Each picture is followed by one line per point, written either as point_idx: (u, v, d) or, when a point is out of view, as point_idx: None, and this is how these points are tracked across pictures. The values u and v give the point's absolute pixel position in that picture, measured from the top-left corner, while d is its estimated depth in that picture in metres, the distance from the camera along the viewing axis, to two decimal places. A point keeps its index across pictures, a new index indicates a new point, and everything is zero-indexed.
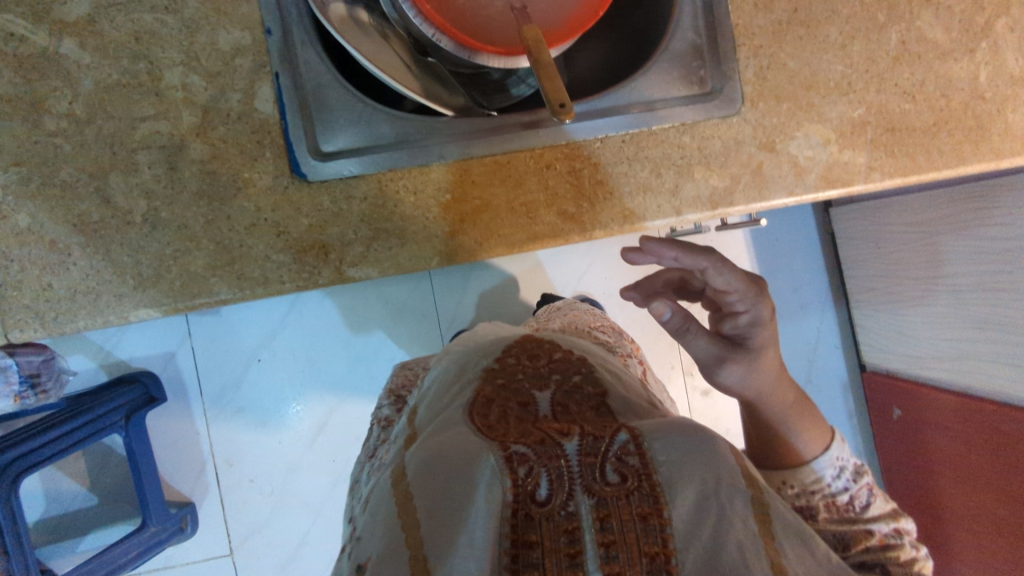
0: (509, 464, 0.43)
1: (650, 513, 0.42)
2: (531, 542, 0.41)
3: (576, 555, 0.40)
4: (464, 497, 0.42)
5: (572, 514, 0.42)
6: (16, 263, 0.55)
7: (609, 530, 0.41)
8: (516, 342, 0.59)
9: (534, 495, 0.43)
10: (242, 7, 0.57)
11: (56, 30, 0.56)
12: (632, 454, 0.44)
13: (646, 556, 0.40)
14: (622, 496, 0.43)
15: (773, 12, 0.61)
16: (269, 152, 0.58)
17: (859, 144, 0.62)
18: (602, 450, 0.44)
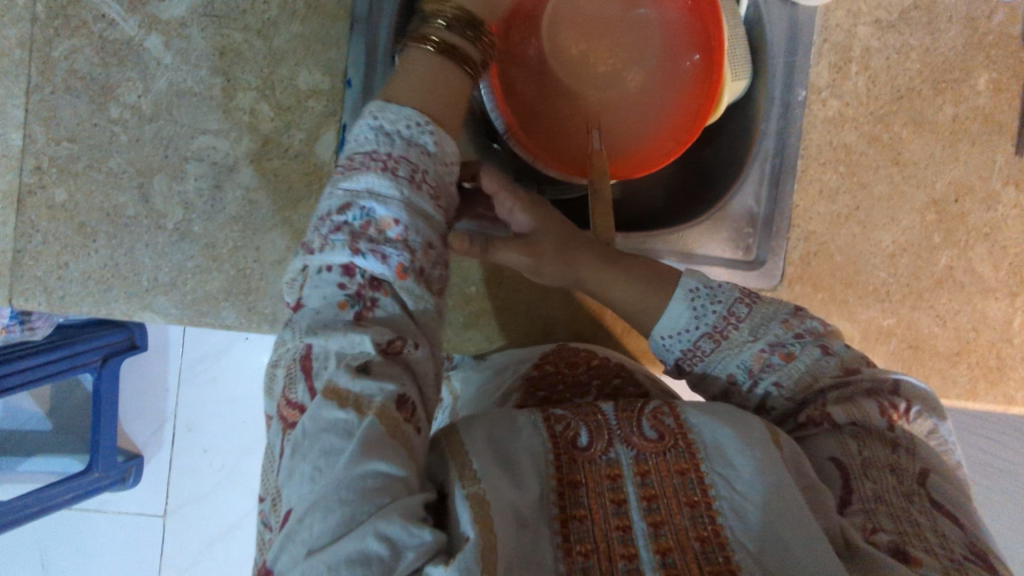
0: (547, 421, 0.43)
1: (687, 468, 0.40)
2: (576, 483, 0.40)
3: (621, 502, 0.39)
4: (511, 431, 0.41)
5: (612, 462, 0.41)
6: (41, 234, 0.56)
7: (650, 484, 0.40)
8: (553, 347, 0.59)
9: (574, 442, 0.42)
10: (332, 52, 0.58)
11: (146, 23, 0.56)
12: (667, 414, 0.43)
13: (686, 506, 0.39)
14: (661, 452, 0.41)
15: (835, 202, 0.62)
16: (314, 198, 0.58)
17: (880, 352, 0.62)
18: (639, 408, 0.43)
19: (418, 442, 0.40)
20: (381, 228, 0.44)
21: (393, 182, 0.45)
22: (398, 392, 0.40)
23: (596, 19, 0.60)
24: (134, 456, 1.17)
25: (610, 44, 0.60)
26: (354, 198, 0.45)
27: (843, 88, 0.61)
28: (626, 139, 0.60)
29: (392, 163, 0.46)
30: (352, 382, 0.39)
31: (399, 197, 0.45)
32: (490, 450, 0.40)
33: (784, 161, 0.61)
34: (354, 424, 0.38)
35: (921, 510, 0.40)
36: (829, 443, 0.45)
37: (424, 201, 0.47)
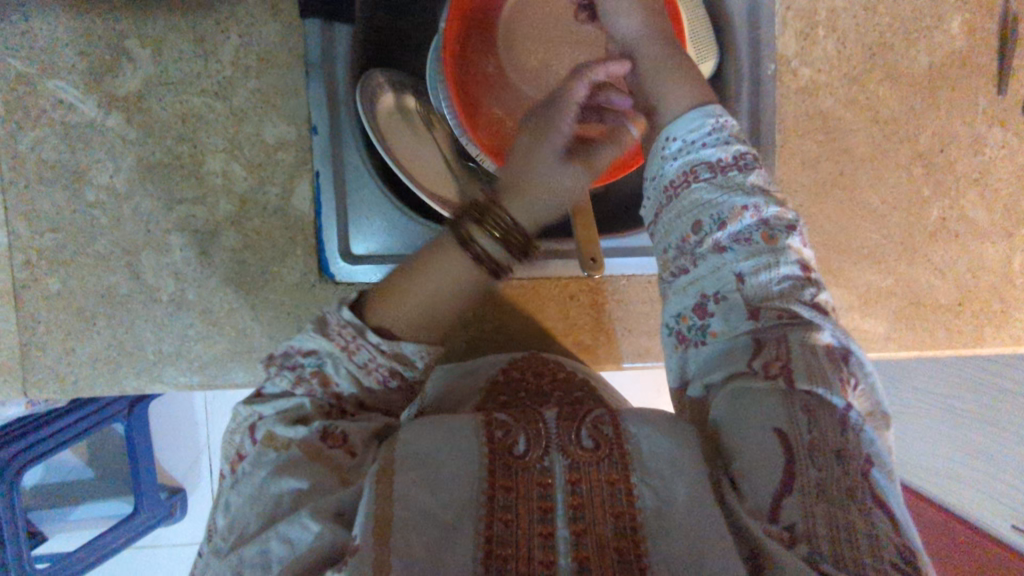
0: (489, 423, 0.42)
1: (617, 479, 0.40)
2: (506, 487, 0.39)
3: (547, 509, 0.38)
4: (448, 440, 0.41)
5: (546, 470, 0.40)
6: (42, 325, 0.57)
7: (579, 492, 0.39)
8: (524, 358, 0.59)
9: (511, 448, 0.41)
10: (292, 101, 0.57)
11: (105, 102, 0.56)
12: (607, 423, 0.42)
13: (612, 516, 0.38)
14: (596, 461, 0.40)
15: (820, 172, 0.61)
16: (300, 249, 0.58)
17: (882, 313, 0.62)
18: (581, 416, 0.43)
19: (350, 464, 0.44)
20: (328, 385, 0.49)
21: (341, 358, 0.49)
22: (323, 424, 0.46)
23: (551, 31, 0.60)
24: (176, 491, 1.22)
25: (568, 51, 0.60)
26: (313, 352, 0.49)
27: (813, 55, 0.60)
28: (597, 141, 0.59)
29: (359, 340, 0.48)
30: (287, 429, 0.45)
31: (349, 371, 0.49)
32: (411, 464, 0.40)
33: (763, 139, 0.60)
34: (280, 454, 0.44)
35: (861, 519, 0.38)
36: (774, 412, 0.42)
37: (381, 383, 0.51)
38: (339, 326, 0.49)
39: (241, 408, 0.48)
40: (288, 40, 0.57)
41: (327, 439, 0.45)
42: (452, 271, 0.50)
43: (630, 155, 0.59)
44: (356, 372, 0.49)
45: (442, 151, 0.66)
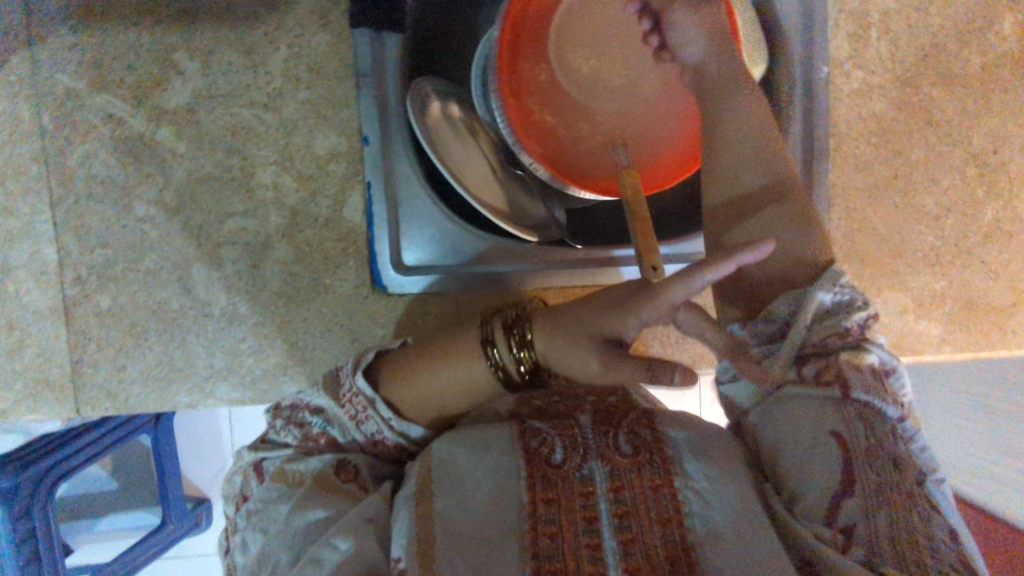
0: (523, 435, 0.43)
1: (661, 484, 0.40)
2: (549, 499, 0.39)
3: (592, 520, 0.38)
4: (483, 453, 0.42)
5: (585, 478, 0.40)
6: (94, 342, 0.57)
7: (623, 499, 0.39)
8: None
9: (549, 459, 0.41)
10: (343, 111, 0.57)
11: (153, 115, 0.55)
12: (643, 429, 0.43)
13: (658, 523, 0.38)
14: (636, 467, 0.41)
15: (873, 174, 0.60)
16: (353, 261, 0.57)
17: (936, 315, 0.62)
18: (616, 424, 0.44)
19: (361, 491, 0.47)
20: (335, 443, 0.51)
21: (351, 418, 0.51)
22: (335, 458, 0.49)
23: (602, 33, 0.59)
24: (202, 501, 1.21)
25: (620, 57, 0.59)
26: (319, 409, 0.52)
27: (866, 57, 0.59)
28: (650, 147, 0.59)
29: (367, 407, 0.50)
30: (296, 464, 0.49)
31: (357, 431, 0.51)
32: (449, 486, 0.40)
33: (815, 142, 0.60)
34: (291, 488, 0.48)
35: (917, 517, 0.38)
36: (825, 417, 0.42)
37: (381, 437, 0.51)
38: (349, 394, 0.50)
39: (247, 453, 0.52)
40: (336, 50, 0.56)
41: (340, 475, 0.48)
42: (462, 379, 0.50)
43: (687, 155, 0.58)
44: (364, 434, 0.51)
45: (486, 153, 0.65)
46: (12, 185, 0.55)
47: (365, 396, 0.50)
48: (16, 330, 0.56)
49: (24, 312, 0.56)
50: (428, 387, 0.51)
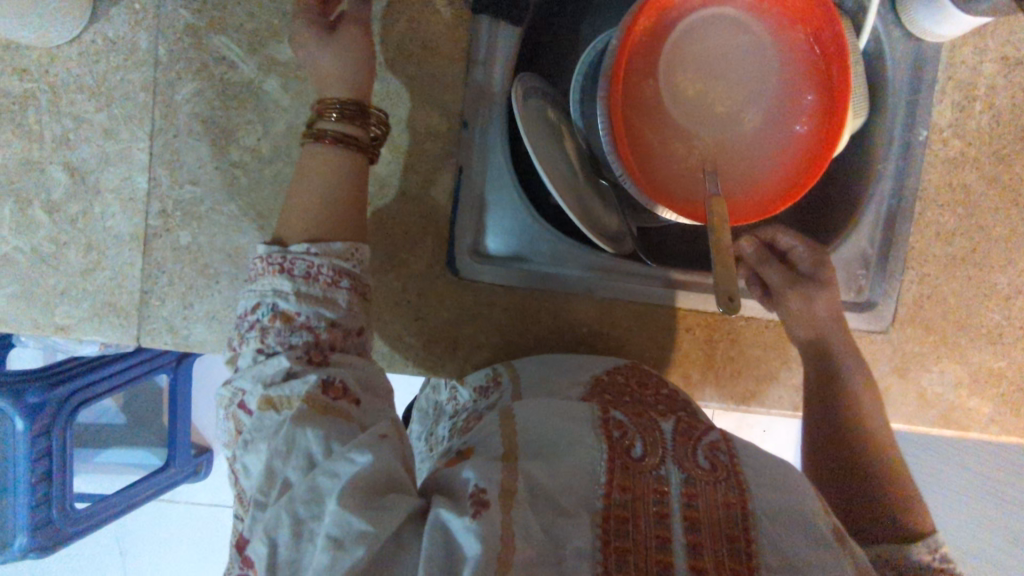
0: (607, 424, 0.43)
1: (734, 502, 0.40)
2: (625, 488, 0.40)
3: (664, 516, 0.39)
4: (563, 433, 0.42)
5: (662, 478, 0.41)
6: (166, 276, 0.57)
7: (696, 506, 0.39)
8: (628, 365, 0.56)
9: (630, 451, 0.42)
10: (449, 92, 0.58)
11: (265, 66, 0.56)
12: (723, 451, 0.43)
13: (726, 538, 0.38)
14: (712, 480, 0.41)
15: (952, 244, 0.61)
16: (431, 240, 0.58)
17: (989, 394, 0.62)
18: (696, 436, 0.44)
19: (356, 412, 0.43)
20: (288, 319, 0.45)
21: (295, 282, 0.46)
22: (320, 376, 0.43)
23: (715, 61, 0.60)
24: (204, 451, 1.21)
25: (728, 89, 0.60)
26: (262, 297, 0.46)
27: (966, 127, 0.60)
28: (741, 177, 0.59)
29: (287, 261, 0.46)
30: (281, 387, 0.42)
31: (299, 286, 0.46)
32: (533, 452, 0.41)
33: (902, 202, 0.60)
34: (286, 416, 0.41)
35: None
36: None
37: (333, 291, 0.47)
38: (263, 266, 0.47)
39: (225, 387, 0.45)
40: (454, 32, 0.57)
41: (330, 392, 0.43)
42: (328, 172, 0.51)
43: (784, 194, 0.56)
44: (304, 287, 0.46)
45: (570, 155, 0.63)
46: (116, 110, 0.56)
47: (277, 252, 0.47)
48: (93, 252, 0.57)
49: (105, 235, 0.57)
50: (310, 201, 0.51)
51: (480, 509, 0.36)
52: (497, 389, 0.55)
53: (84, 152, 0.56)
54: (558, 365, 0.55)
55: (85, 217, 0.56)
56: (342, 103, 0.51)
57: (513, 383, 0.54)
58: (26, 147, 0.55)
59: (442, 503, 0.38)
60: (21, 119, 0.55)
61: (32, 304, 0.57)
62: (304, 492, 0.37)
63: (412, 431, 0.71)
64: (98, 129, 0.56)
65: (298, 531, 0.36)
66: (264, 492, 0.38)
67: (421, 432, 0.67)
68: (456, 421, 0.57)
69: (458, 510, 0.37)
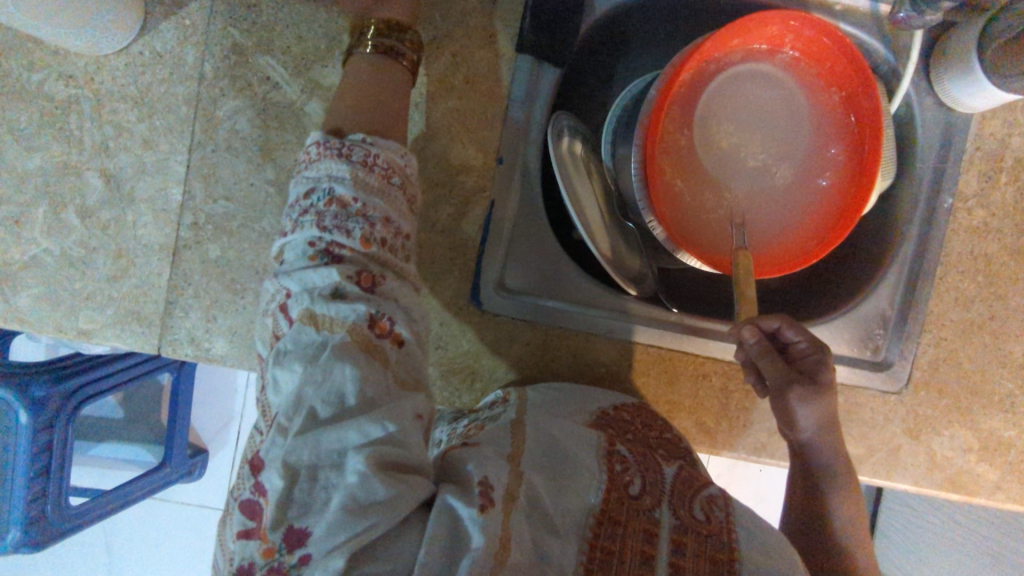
0: (611, 456, 0.45)
1: (720, 559, 0.41)
2: (616, 520, 0.41)
3: (650, 556, 0.40)
4: (574, 457, 0.44)
5: (654, 520, 0.42)
6: (192, 287, 0.57)
7: (682, 555, 0.41)
8: (636, 404, 0.54)
9: (628, 487, 0.44)
10: (486, 125, 0.59)
11: (307, 88, 0.57)
12: (718, 508, 0.45)
13: None
14: (701, 534, 0.42)
15: (970, 310, 0.61)
16: (457, 271, 0.58)
17: (997, 461, 0.62)
18: (695, 487, 0.46)
19: (397, 357, 0.40)
20: (343, 203, 0.42)
21: (354, 169, 0.43)
22: (370, 309, 0.40)
23: (749, 114, 0.61)
24: (200, 452, 1.20)
25: (759, 141, 0.61)
26: (317, 182, 0.43)
27: (991, 198, 0.61)
28: (770, 232, 0.60)
29: (345, 148, 0.43)
30: (327, 305, 0.39)
31: (356, 173, 0.42)
32: (539, 466, 0.42)
33: (923, 265, 0.61)
34: (326, 338, 0.38)
35: None
36: None
37: (386, 186, 0.44)
38: (320, 150, 0.44)
39: (273, 279, 0.43)
40: (497, 69, 0.59)
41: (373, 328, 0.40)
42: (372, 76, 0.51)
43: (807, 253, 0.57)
44: (360, 176, 0.43)
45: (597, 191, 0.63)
46: (157, 121, 0.56)
47: (336, 146, 0.43)
48: (122, 258, 0.57)
49: (135, 243, 0.57)
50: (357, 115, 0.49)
51: (487, 504, 0.37)
52: (505, 404, 0.50)
53: (122, 160, 0.56)
54: (557, 400, 0.52)
55: (117, 224, 0.57)
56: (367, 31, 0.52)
57: (521, 401, 0.50)
58: (65, 151, 0.56)
59: (450, 492, 0.38)
60: (63, 123, 0.56)
61: (56, 306, 0.57)
62: (331, 437, 0.35)
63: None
64: (138, 139, 0.56)
65: (316, 474, 0.34)
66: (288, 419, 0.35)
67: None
68: (455, 430, 0.52)
69: (466, 499, 0.37)
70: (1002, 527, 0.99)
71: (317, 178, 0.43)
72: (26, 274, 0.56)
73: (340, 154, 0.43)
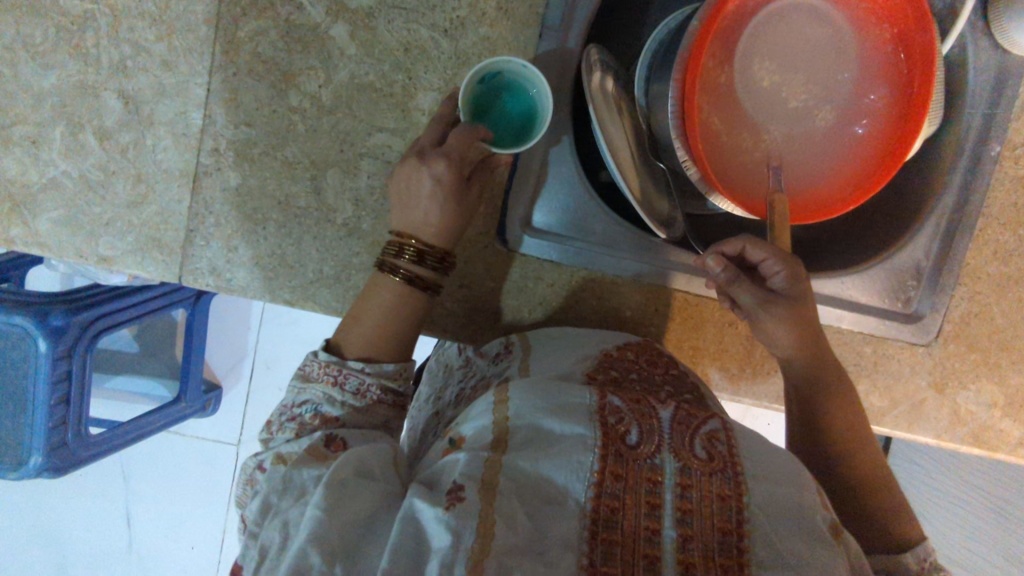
0: (602, 410, 0.40)
1: (729, 495, 0.37)
2: (617, 475, 0.37)
3: (656, 507, 0.36)
4: (562, 411, 0.40)
5: (657, 466, 0.38)
6: (213, 217, 0.56)
7: (689, 499, 0.37)
8: (638, 344, 0.53)
9: (624, 438, 0.38)
10: (518, 58, 0.57)
11: (333, 11, 0.54)
12: (721, 439, 0.40)
13: (717, 531, 0.36)
14: (707, 471, 0.38)
15: (1007, 264, 0.60)
16: (484, 209, 0.57)
17: (1022, 418, 0.61)
18: (695, 424, 0.40)
19: None
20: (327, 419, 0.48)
21: (342, 393, 0.49)
22: (325, 433, 0.46)
23: (792, 50, 0.58)
24: (214, 388, 1.21)
25: (802, 80, 0.59)
26: (308, 398, 0.49)
27: None
28: (808, 177, 0.58)
29: (341, 375, 0.50)
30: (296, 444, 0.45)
31: (344, 403, 0.49)
32: (523, 438, 0.39)
33: (965, 215, 0.59)
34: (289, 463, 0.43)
35: None
36: None
37: (372, 404, 0.50)
38: (318, 368, 0.50)
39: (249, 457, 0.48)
40: None
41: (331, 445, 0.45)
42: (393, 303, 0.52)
43: (837, 203, 0.55)
44: (351, 402, 0.49)
45: (628, 128, 0.61)
46: (176, 41, 0.54)
47: (331, 361, 0.51)
48: (141, 184, 0.56)
49: (155, 169, 0.55)
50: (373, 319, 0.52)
51: (455, 502, 0.35)
52: (509, 357, 0.53)
53: (140, 81, 0.55)
54: (559, 348, 0.51)
55: (136, 148, 0.55)
56: (401, 248, 0.52)
57: (525, 352, 0.52)
58: (82, 70, 0.54)
59: (418, 492, 0.37)
60: (80, 40, 0.54)
61: (75, 232, 0.56)
62: (295, 518, 0.38)
63: (420, 395, 0.70)
64: (156, 59, 0.54)
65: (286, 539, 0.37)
66: (256, 522, 0.40)
67: (429, 393, 0.66)
68: (467, 386, 0.56)
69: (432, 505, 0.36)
70: (1012, 486, 1.00)
71: (309, 395, 0.50)
72: (45, 198, 0.55)
73: (334, 369, 0.50)
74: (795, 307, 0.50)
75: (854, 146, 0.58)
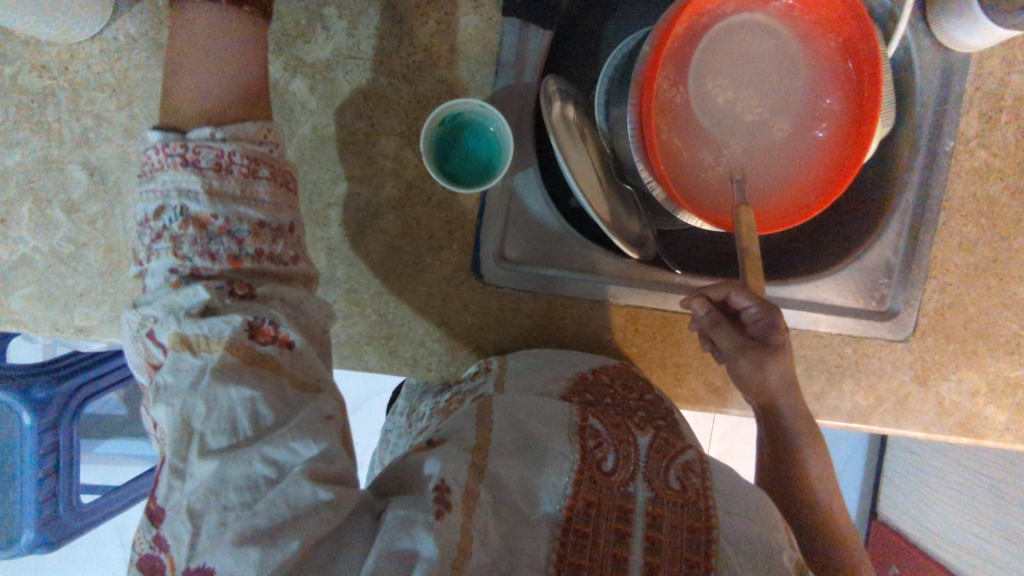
0: (583, 431, 0.41)
1: (698, 528, 0.37)
2: (588, 502, 0.37)
3: (625, 534, 0.36)
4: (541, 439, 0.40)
5: (629, 495, 0.38)
6: None
7: (659, 527, 0.37)
8: (615, 367, 0.54)
9: (600, 464, 0.39)
10: (477, 95, 0.58)
11: (290, 66, 0.55)
12: (695, 472, 0.40)
13: (684, 563, 0.36)
14: (679, 502, 0.38)
15: (974, 254, 0.61)
16: (456, 246, 0.57)
17: (1005, 404, 0.62)
18: (671, 455, 0.41)
19: (286, 358, 0.40)
20: (202, 223, 0.41)
21: (204, 178, 0.42)
22: (245, 319, 0.39)
23: (744, 66, 0.59)
24: None
25: (755, 94, 0.60)
26: (166, 199, 0.42)
27: (992, 138, 0.61)
28: (769, 185, 0.59)
29: (191, 153, 0.42)
30: (196, 325, 0.38)
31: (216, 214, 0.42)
32: (503, 452, 0.39)
33: (927, 211, 0.60)
34: (203, 359, 0.37)
35: None
36: None
37: (251, 184, 0.43)
38: (162, 155, 0.43)
39: (134, 315, 0.41)
40: (485, 35, 0.57)
41: (256, 335, 0.39)
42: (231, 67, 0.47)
43: (793, 215, 0.57)
44: (219, 201, 0.42)
45: (592, 153, 0.62)
46: (138, 109, 0.55)
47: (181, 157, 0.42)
48: (113, 253, 0.56)
49: (126, 236, 0.56)
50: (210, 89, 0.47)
51: (443, 510, 0.34)
52: (487, 373, 0.53)
53: (104, 152, 0.55)
54: (536, 367, 0.52)
55: (105, 217, 0.55)
56: None
57: (502, 368, 0.52)
58: (45, 145, 0.55)
59: (401, 502, 0.36)
60: (40, 117, 0.54)
61: (49, 306, 0.56)
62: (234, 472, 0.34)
63: (398, 410, 0.70)
64: (118, 128, 0.55)
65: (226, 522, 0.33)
66: (181, 458, 0.35)
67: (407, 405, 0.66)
68: (443, 399, 0.55)
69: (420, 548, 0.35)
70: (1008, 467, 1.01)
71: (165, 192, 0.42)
72: (17, 275, 0.55)
73: (185, 159, 0.42)
74: (768, 348, 0.51)
75: (812, 151, 0.59)
